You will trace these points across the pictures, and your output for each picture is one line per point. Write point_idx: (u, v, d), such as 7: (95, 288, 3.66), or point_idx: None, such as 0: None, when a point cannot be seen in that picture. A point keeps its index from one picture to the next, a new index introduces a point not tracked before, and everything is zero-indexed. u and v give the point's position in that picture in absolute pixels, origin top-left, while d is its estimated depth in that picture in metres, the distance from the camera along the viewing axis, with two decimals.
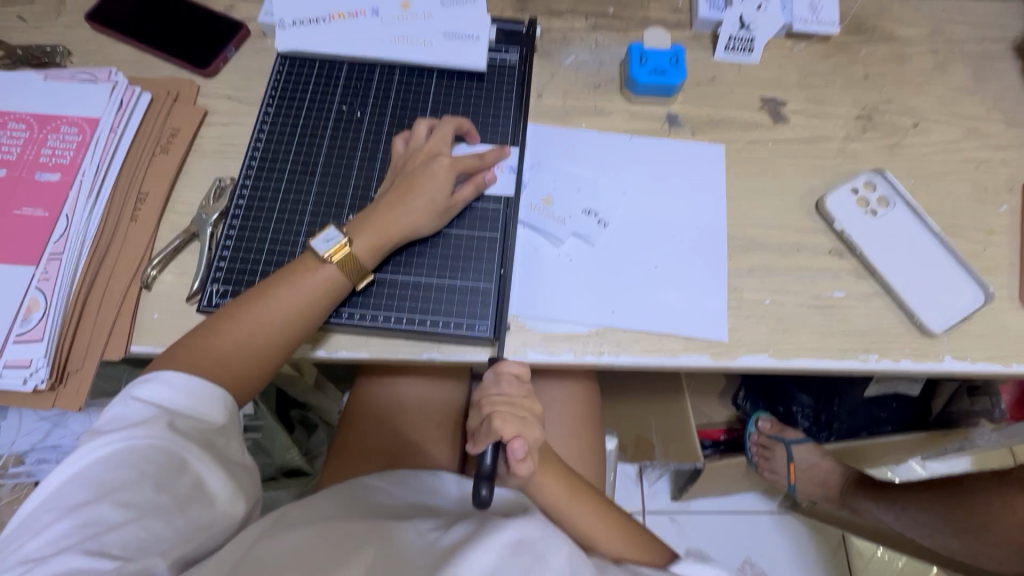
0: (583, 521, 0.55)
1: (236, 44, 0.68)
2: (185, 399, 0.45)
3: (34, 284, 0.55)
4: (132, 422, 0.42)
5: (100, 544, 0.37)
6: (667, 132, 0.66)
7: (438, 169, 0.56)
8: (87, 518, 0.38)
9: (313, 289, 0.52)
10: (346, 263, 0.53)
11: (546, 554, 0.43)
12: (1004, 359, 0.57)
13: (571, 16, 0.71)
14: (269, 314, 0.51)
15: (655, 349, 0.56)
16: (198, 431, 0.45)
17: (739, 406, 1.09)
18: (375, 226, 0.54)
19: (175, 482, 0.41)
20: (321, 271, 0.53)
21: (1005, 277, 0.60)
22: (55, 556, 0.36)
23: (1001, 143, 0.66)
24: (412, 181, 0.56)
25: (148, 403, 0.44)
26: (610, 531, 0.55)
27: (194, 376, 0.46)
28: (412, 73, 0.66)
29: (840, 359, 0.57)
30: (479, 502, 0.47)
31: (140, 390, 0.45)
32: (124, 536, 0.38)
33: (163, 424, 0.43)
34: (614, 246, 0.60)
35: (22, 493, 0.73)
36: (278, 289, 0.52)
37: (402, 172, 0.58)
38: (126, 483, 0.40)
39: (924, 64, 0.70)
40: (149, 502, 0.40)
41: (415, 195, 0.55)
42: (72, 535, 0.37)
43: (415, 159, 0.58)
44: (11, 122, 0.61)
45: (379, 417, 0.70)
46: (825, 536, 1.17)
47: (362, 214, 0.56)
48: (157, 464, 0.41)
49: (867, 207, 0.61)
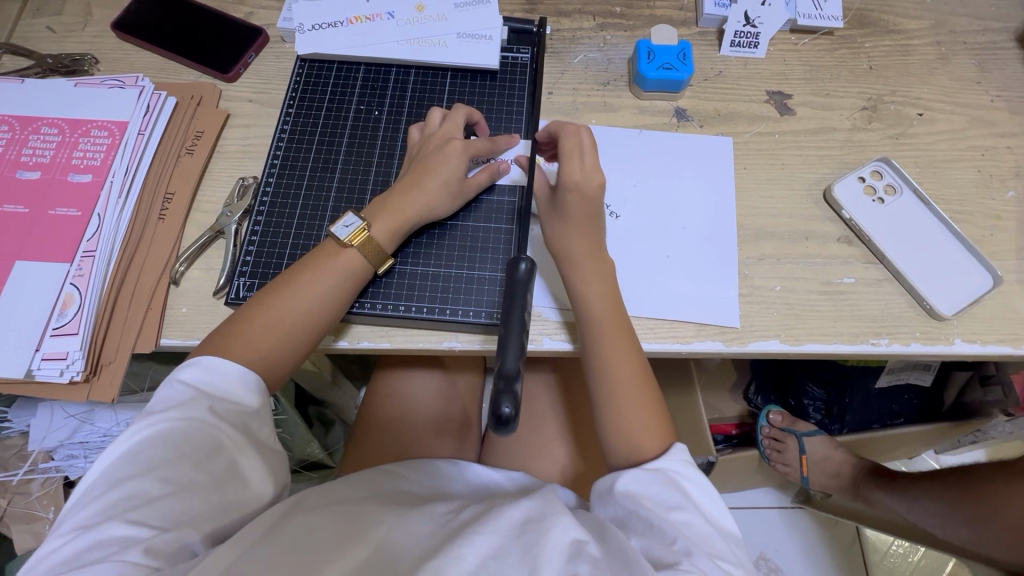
0: (628, 421, 0.52)
1: (256, 50, 0.71)
2: (224, 381, 0.48)
3: (69, 281, 0.57)
4: (175, 403, 0.46)
5: (140, 515, 0.41)
6: (676, 126, 0.67)
7: (452, 152, 0.58)
8: (129, 492, 0.42)
9: (338, 275, 0.54)
10: (364, 246, 0.55)
11: (549, 532, 0.43)
12: (1014, 341, 0.58)
13: (580, 16, 0.73)
14: (297, 301, 0.52)
15: (668, 336, 0.58)
16: (235, 414, 0.47)
17: (750, 400, 1.10)
18: (389, 210, 0.56)
19: (210, 462, 0.44)
20: (345, 258, 0.54)
21: (1013, 261, 0.61)
22: (101, 524, 0.40)
23: (1006, 130, 0.67)
24: (425, 164, 0.58)
25: (190, 385, 0.47)
26: (644, 429, 0.51)
27: (233, 364, 0.49)
28: (426, 73, 0.68)
29: (850, 343, 0.58)
30: (501, 425, 0.40)
31: (183, 373, 0.48)
32: (161, 510, 0.41)
33: (202, 406, 0.46)
34: (627, 237, 0.61)
35: (51, 489, 0.75)
36: (302, 276, 0.53)
37: (417, 157, 0.59)
38: (166, 461, 0.43)
39: (928, 55, 0.71)
40: (185, 479, 0.43)
41: (428, 177, 0.57)
42: (116, 505, 0.41)
43: (429, 144, 0.60)
44: (43, 127, 0.64)
45: (397, 410, 0.71)
46: (839, 530, 1.17)
47: (381, 198, 0.57)
48: (195, 445, 0.44)
49: (874, 195, 0.63)
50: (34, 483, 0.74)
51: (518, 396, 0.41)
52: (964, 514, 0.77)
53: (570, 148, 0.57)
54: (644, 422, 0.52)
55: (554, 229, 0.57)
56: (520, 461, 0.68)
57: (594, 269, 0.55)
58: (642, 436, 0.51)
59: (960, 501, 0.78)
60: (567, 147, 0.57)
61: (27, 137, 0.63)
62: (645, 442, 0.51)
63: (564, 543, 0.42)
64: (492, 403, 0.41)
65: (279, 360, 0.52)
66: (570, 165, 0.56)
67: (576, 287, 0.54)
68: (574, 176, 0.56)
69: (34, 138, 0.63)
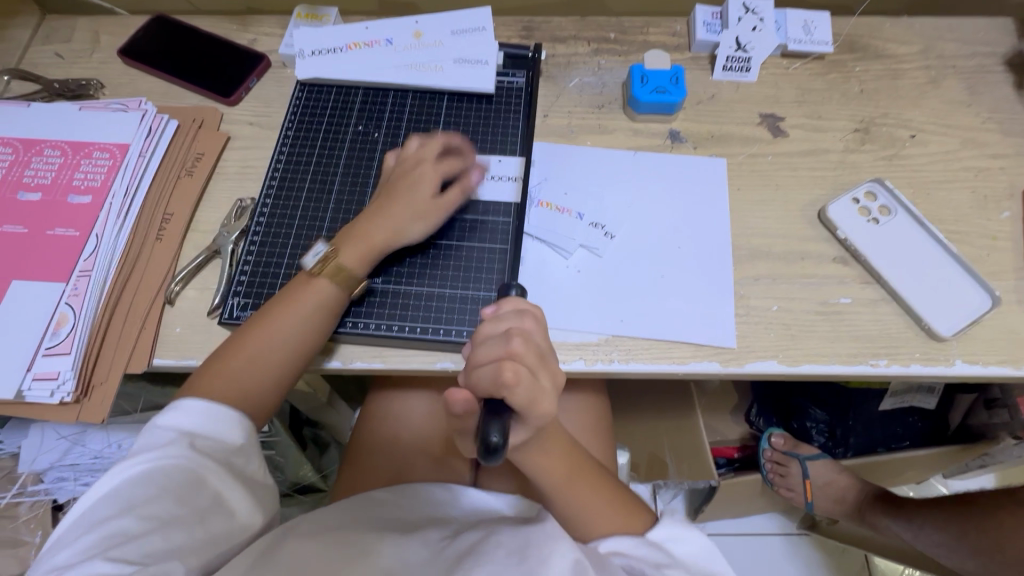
0: (591, 509, 0.54)
1: (258, 74, 0.72)
2: (203, 414, 0.48)
3: (64, 300, 0.57)
4: (154, 437, 0.45)
5: (122, 555, 0.39)
6: (670, 147, 0.68)
7: (421, 177, 0.59)
8: (110, 529, 0.40)
9: (309, 302, 0.54)
10: (336, 276, 0.55)
11: (548, 560, 0.43)
12: (1015, 362, 0.57)
13: (575, 41, 0.75)
14: (274, 332, 0.53)
15: (665, 356, 0.57)
16: (219, 447, 0.47)
17: (753, 423, 1.07)
18: (358, 236, 0.57)
19: (192, 496, 0.44)
20: (321, 287, 0.55)
21: (1011, 281, 0.61)
22: (81, 566, 0.38)
23: (999, 152, 0.68)
24: (395, 191, 0.59)
25: (170, 419, 0.47)
26: (603, 511, 0.54)
27: (210, 397, 0.49)
28: (423, 97, 0.69)
29: (849, 364, 0.57)
30: (487, 453, 0.36)
31: (162, 409, 0.48)
32: (144, 547, 0.40)
33: (184, 439, 0.45)
34: (622, 257, 0.62)
35: (40, 512, 0.72)
36: (276, 308, 0.54)
37: (390, 182, 0.60)
38: (148, 497, 0.42)
39: (918, 78, 0.72)
40: (168, 514, 0.42)
41: (397, 204, 0.58)
42: (97, 545, 0.40)
43: (403, 170, 0.61)
44: (47, 149, 0.65)
45: (389, 430, 0.70)
46: (848, 558, 1.14)
47: (348, 227, 0.58)
48: (178, 479, 0.43)
49: (868, 215, 0.63)
50: (23, 506, 0.72)
51: (505, 424, 0.38)
52: (969, 545, 0.74)
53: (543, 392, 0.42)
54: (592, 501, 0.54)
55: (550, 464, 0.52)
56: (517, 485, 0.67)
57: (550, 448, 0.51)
58: (603, 518, 0.54)
59: (965, 529, 0.75)
60: (526, 405, 0.40)
61: (30, 159, 0.64)
62: (601, 520, 0.54)
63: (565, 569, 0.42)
64: (481, 429, 0.38)
65: (260, 391, 0.52)
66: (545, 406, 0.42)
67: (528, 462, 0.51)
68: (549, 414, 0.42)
69: (37, 160, 0.64)
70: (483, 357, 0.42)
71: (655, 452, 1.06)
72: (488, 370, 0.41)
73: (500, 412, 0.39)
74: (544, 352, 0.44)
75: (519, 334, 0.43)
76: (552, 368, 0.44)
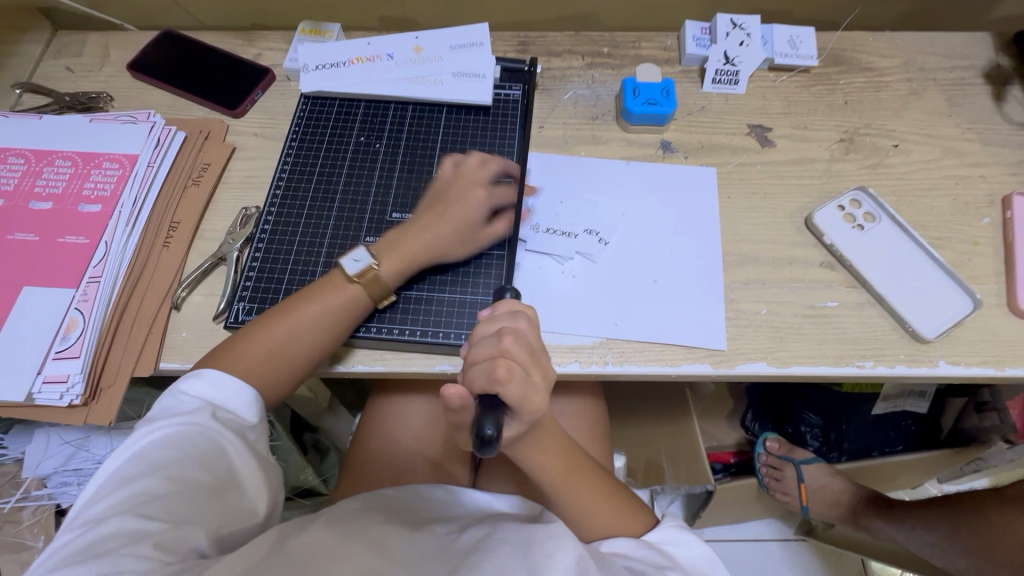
0: (586, 503, 0.55)
1: (263, 88, 0.75)
2: (224, 390, 0.50)
3: (74, 305, 0.59)
4: (180, 409, 0.47)
5: (148, 514, 0.42)
6: (662, 157, 0.70)
7: (474, 200, 0.61)
8: (136, 489, 0.43)
9: (340, 307, 0.55)
10: (370, 284, 0.56)
11: (553, 553, 0.44)
12: (996, 363, 0.59)
13: (570, 56, 0.77)
14: (306, 329, 0.54)
15: (658, 359, 0.59)
16: (239, 420, 0.49)
17: (749, 427, 1.10)
18: (397, 248, 0.58)
19: (213, 464, 0.46)
20: (354, 293, 0.56)
21: (992, 285, 0.63)
22: (111, 519, 0.41)
23: (978, 161, 0.70)
24: (445, 205, 0.61)
25: (192, 393, 0.49)
26: (599, 505, 0.55)
27: (228, 375, 0.50)
28: (423, 109, 0.72)
29: (836, 365, 0.59)
30: (482, 446, 0.39)
31: (186, 382, 0.50)
32: (168, 508, 0.42)
33: (206, 412, 0.47)
34: (616, 263, 0.64)
35: (42, 517, 0.74)
36: (310, 304, 0.55)
37: (439, 195, 0.63)
38: (172, 462, 0.44)
39: (900, 90, 0.75)
40: (189, 480, 0.44)
41: (443, 218, 0.60)
42: (125, 502, 0.42)
43: (457, 182, 0.63)
44: (58, 160, 0.67)
45: (388, 431, 0.71)
46: (844, 563, 1.14)
47: (393, 234, 0.60)
48: (201, 446, 0.46)
49: (854, 222, 0.65)
50: (25, 512, 0.73)
51: (498, 417, 0.40)
52: (960, 544, 0.75)
53: (537, 386, 0.44)
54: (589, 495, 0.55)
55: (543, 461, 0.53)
56: (514, 486, 0.69)
57: (545, 445, 0.52)
58: (598, 511, 0.55)
59: (956, 530, 0.76)
60: (520, 400, 0.42)
61: (42, 170, 0.66)
62: (596, 513, 0.55)
63: (570, 562, 0.43)
64: (475, 425, 0.39)
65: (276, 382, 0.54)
66: (538, 399, 0.44)
67: (525, 458, 0.53)
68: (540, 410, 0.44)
69: (48, 170, 0.66)
70: (477, 356, 0.43)
71: (651, 458, 1.08)
72: (481, 368, 0.43)
73: (495, 409, 0.41)
74: (534, 349, 0.45)
75: (510, 333, 0.44)
76: (542, 363, 0.46)
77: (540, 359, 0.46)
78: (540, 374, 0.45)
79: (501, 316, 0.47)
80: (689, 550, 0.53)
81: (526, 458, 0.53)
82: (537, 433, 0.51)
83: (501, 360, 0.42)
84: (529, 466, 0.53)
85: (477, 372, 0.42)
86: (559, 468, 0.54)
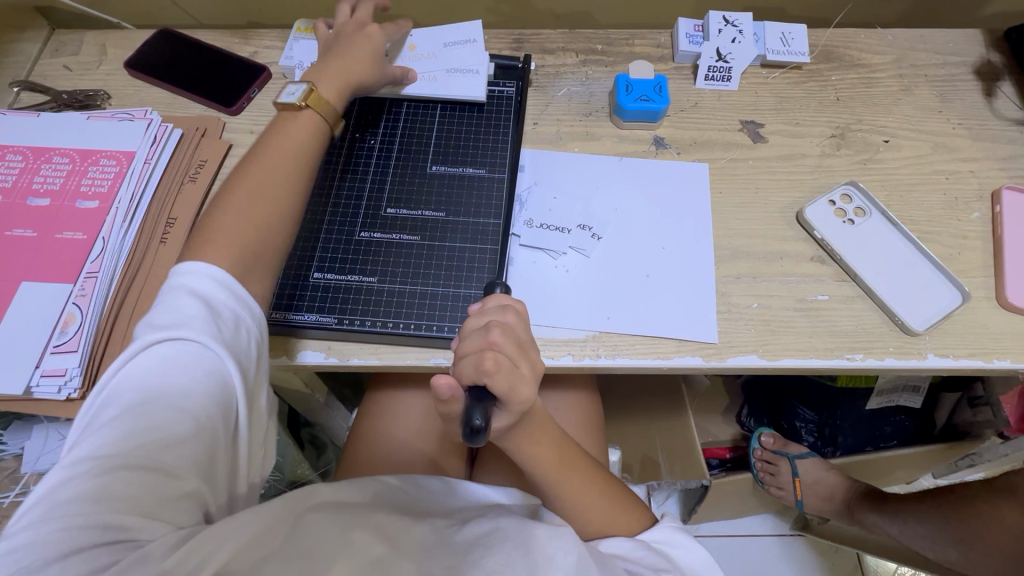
0: (581, 501, 0.56)
1: (259, 85, 0.75)
2: (227, 321, 0.47)
3: (71, 300, 0.59)
4: (183, 334, 0.45)
5: (152, 454, 0.40)
6: (654, 153, 0.71)
7: (370, 32, 0.66)
8: (140, 423, 0.41)
9: (304, 133, 0.59)
10: (320, 106, 0.60)
11: (552, 554, 0.45)
12: (985, 355, 0.59)
13: (563, 53, 0.78)
14: (274, 176, 0.55)
15: (650, 352, 0.60)
16: (240, 356, 0.47)
17: (744, 423, 1.10)
18: (330, 75, 0.62)
19: (216, 403, 0.44)
20: (310, 119, 0.59)
21: (980, 278, 0.63)
22: (113, 458, 0.39)
23: (968, 156, 0.71)
24: (348, 45, 0.65)
25: (196, 315, 0.46)
26: (592, 504, 0.56)
27: (223, 278, 0.49)
28: (417, 106, 0.72)
29: (826, 357, 0.60)
30: (472, 436, 0.39)
31: (188, 297, 0.47)
32: (172, 449, 0.41)
33: (210, 343, 0.45)
34: (609, 257, 0.64)
35: None
36: (264, 154, 0.56)
37: (336, 41, 0.66)
38: (175, 396, 0.42)
39: (891, 87, 0.76)
40: (193, 419, 0.42)
41: (352, 48, 0.64)
42: (129, 438, 0.40)
43: (345, 29, 0.66)
44: (55, 157, 0.67)
45: (386, 426, 0.72)
46: (840, 557, 1.15)
47: (314, 75, 0.63)
48: (205, 388, 0.43)
49: (844, 216, 0.66)
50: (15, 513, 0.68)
51: (487, 408, 0.41)
52: (951, 535, 0.76)
53: (525, 377, 0.44)
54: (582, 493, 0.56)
55: (537, 456, 0.54)
56: (509, 479, 0.69)
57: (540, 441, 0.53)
58: (591, 511, 0.56)
59: (947, 521, 0.77)
60: (507, 391, 0.43)
61: (39, 167, 0.67)
62: (588, 511, 0.56)
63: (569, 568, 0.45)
64: (464, 416, 0.40)
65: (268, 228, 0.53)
66: (526, 390, 0.44)
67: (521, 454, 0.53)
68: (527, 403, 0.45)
69: (46, 167, 0.67)
70: (466, 348, 0.44)
71: (647, 453, 1.08)
72: (471, 360, 0.43)
73: (484, 400, 0.41)
74: (523, 342, 0.46)
75: (498, 326, 0.45)
76: (531, 356, 0.46)
77: (528, 351, 0.46)
78: (528, 367, 0.45)
79: (490, 310, 0.48)
80: (686, 552, 0.54)
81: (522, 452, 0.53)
82: (529, 425, 0.52)
83: (490, 351, 0.43)
84: (524, 460, 0.54)
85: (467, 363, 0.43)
86: (554, 463, 0.55)
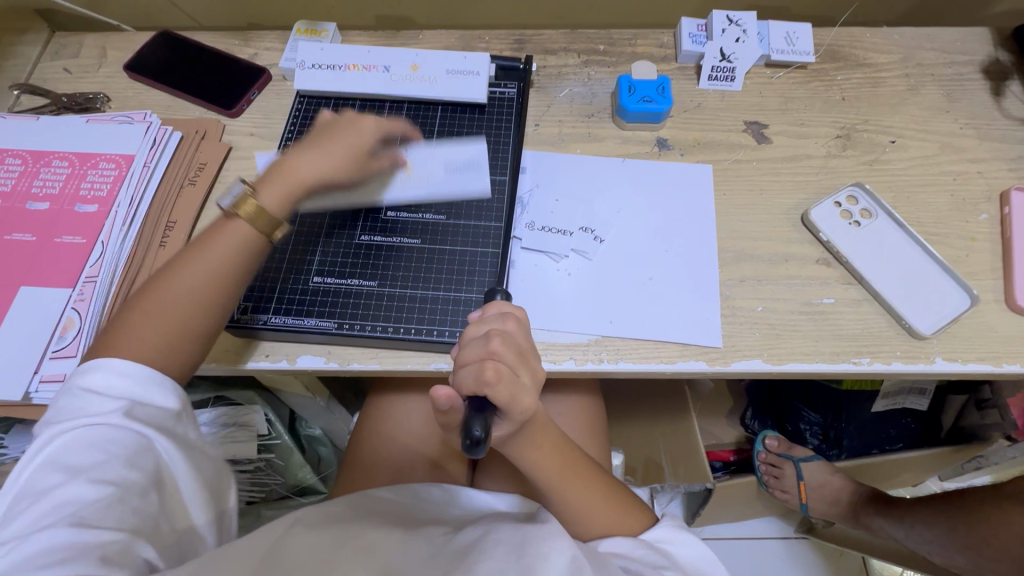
0: (583, 504, 0.55)
1: (259, 87, 0.75)
2: (141, 386, 0.46)
3: (70, 305, 0.59)
4: (92, 410, 0.44)
5: (79, 521, 0.39)
6: (657, 154, 0.70)
7: (360, 125, 0.60)
8: (59, 499, 0.40)
9: (231, 245, 0.51)
10: (256, 217, 0.52)
11: (547, 556, 0.44)
12: (994, 359, 0.58)
13: (565, 53, 0.77)
14: (189, 280, 0.49)
15: (653, 356, 0.59)
16: (160, 415, 0.46)
17: (748, 426, 1.10)
18: (285, 176, 0.55)
19: (140, 462, 0.43)
20: (239, 228, 0.52)
21: (989, 281, 0.62)
22: (34, 535, 0.38)
23: (976, 156, 0.70)
24: (331, 133, 0.58)
25: (99, 392, 0.45)
26: (595, 507, 0.55)
27: (138, 359, 0.47)
28: (418, 108, 0.72)
29: (833, 361, 0.59)
30: (473, 447, 0.39)
31: (86, 380, 0.46)
32: (101, 512, 0.40)
33: (119, 412, 0.44)
34: (611, 260, 0.64)
35: None
36: (187, 258, 0.50)
37: (326, 129, 0.60)
38: (93, 467, 0.41)
39: (898, 86, 0.75)
40: (118, 482, 0.42)
41: (330, 142, 0.57)
42: (47, 516, 0.39)
43: (338, 122, 0.60)
44: (55, 160, 0.67)
45: (387, 429, 0.72)
46: (845, 561, 1.14)
47: (282, 161, 0.56)
48: (121, 454, 0.43)
49: (850, 218, 0.65)
50: None
51: (486, 418, 0.40)
52: (958, 540, 0.75)
53: (525, 387, 0.44)
54: (585, 496, 0.55)
55: (539, 461, 0.53)
56: (511, 484, 0.69)
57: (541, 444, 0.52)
58: (593, 514, 0.55)
59: (954, 526, 0.76)
60: (508, 401, 0.42)
61: (38, 170, 0.66)
62: (590, 515, 0.55)
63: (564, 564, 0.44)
64: (464, 426, 0.40)
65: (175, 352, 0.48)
66: (527, 400, 0.44)
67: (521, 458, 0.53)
68: (528, 413, 0.44)
69: (45, 171, 0.66)
70: (466, 357, 0.44)
71: (651, 456, 1.06)
72: (470, 370, 0.43)
73: (483, 411, 0.41)
74: (523, 350, 0.45)
75: (498, 334, 0.44)
76: (532, 364, 0.45)
77: (528, 360, 0.45)
78: (528, 376, 0.45)
79: (491, 317, 0.47)
80: (687, 549, 0.53)
81: (523, 456, 0.53)
82: (530, 431, 0.51)
83: (489, 363, 0.42)
84: (525, 464, 0.53)
85: (463, 375, 0.43)
86: (555, 467, 0.54)
